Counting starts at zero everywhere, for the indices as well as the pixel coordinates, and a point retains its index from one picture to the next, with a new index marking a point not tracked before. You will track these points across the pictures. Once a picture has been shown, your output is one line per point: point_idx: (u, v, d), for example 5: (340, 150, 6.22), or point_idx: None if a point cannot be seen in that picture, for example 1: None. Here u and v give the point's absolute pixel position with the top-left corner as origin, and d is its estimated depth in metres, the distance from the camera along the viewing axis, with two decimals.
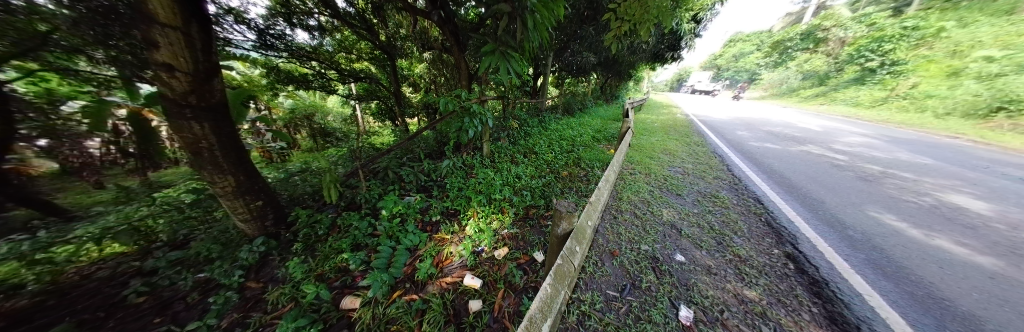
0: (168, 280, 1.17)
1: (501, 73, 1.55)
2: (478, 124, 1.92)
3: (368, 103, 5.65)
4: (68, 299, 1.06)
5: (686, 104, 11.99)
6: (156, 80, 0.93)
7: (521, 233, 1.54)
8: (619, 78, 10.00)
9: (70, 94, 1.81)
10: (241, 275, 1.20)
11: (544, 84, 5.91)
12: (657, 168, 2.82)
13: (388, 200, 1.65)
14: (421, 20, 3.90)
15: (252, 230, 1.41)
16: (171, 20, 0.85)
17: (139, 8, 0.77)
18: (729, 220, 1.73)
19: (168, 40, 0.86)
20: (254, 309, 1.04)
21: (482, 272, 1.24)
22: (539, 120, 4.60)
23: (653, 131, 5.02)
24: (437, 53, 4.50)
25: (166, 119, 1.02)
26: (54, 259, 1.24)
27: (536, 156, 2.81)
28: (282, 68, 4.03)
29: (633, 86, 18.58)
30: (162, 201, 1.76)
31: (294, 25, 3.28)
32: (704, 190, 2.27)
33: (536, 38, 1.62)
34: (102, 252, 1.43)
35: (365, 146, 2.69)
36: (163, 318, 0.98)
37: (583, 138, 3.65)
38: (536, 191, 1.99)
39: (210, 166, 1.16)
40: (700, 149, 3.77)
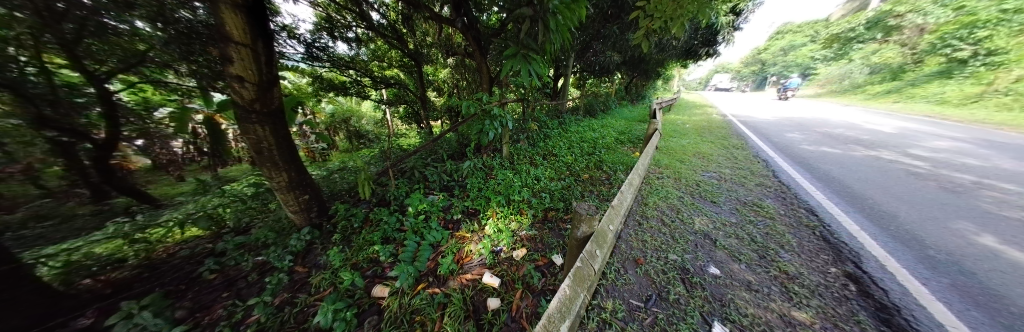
0: (233, 261, 1.37)
1: (524, 76, 1.57)
2: (499, 127, 1.93)
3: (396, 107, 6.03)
4: (159, 272, 1.32)
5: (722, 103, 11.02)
6: (231, 90, 1.10)
7: (540, 235, 1.52)
8: (646, 77, 9.50)
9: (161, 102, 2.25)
10: (290, 260, 1.36)
11: (565, 85, 5.82)
12: (688, 172, 2.62)
13: (414, 198, 1.74)
14: (446, 27, 4.06)
15: (299, 220, 1.57)
16: (242, 38, 1.00)
17: (216, 28, 0.91)
18: (773, 232, 1.56)
19: (240, 56, 1.02)
20: (300, 290, 1.19)
21: (500, 271, 1.26)
22: (560, 122, 4.54)
23: (684, 133, 4.69)
24: (460, 59, 4.66)
25: (237, 123, 1.20)
26: (151, 238, 1.53)
27: (556, 158, 2.77)
28: (325, 76, 4.50)
29: (661, 86, 17.55)
30: (229, 192, 2.01)
31: (334, 37, 3.63)
32: (744, 198, 2.07)
33: (559, 40, 1.60)
34: (187, 233, 1.74)
35: (394, 147, 2.87)
36: (230, 293, 1.19)
37: (606, 140, 3.53)
38: (556, 193, 1.97)
39: (269, 163, 1.34)
40: (738, 152, 3.44)
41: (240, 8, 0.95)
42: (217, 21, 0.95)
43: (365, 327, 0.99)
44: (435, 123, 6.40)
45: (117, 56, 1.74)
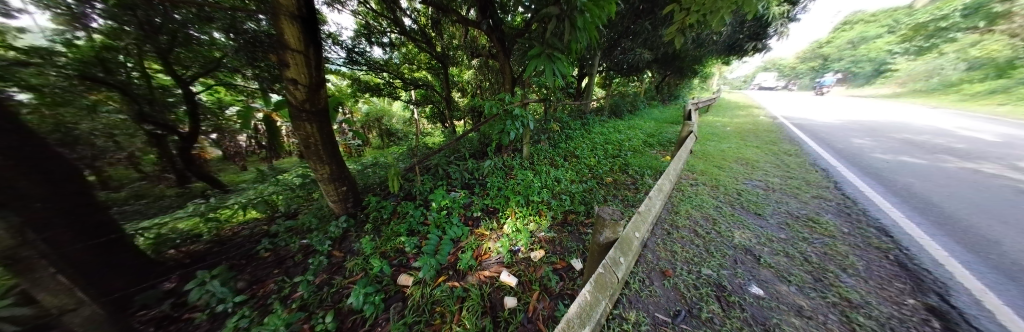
0: (283, 242, 1.56)
1: (549, 76, 1.56)
2: (520, 127, 1.94)
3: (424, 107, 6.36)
4: (226, 248, 1.58)
5: (771, 104, 9.78)
6: (287, 91, 1.26)
7: (558, 237, 1.49)
8: (679, 76, 8.82)
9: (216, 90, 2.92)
10: (329, 244, 1.51)
11: (589, 85, 5.64)
12: (727, 180, 2.38)
13: (437, 194, 1.82)
14: (471, 29, 4.18)
15: (337, 209, 1.73)
16: (296, 45, 1.13)
17: (275, 36, 1.04)
18: (833, 253, 1.34)
19: (295, 61, 1.16)
20: (336, 273, 1.32)
21: (518, 271, 1.26)
22: (582, 123, 4.43)
23: (723, 137, 4.26)
24: (484, 60, 4.76)
25: (291, 121, 1.37)
26: (222, 218, 1.82)
27: (578, 160, 2.70)
28: (362, 79, 4.94)
29: (696, 86, 16.17)
30: (281, 182, 2.25)
31: (370, 42, 3.94)
32: (795, 212, 1.82)
33: (585, 38, 1.56)
34: (249, 215, 2.02)
35: (421, 145, 3.03)
36: (281, 271, 1.35)
37: (632, 142, 3.35)
38: (577, 196, 1.91)
39: (315, 156, 1.50)
40: (790, 160, 3.03)
41: (297, 19, 1.09)
42: (279, 31, 1.09)
43: (390, 312, 1.07)
44: (458, 123, 6.62)
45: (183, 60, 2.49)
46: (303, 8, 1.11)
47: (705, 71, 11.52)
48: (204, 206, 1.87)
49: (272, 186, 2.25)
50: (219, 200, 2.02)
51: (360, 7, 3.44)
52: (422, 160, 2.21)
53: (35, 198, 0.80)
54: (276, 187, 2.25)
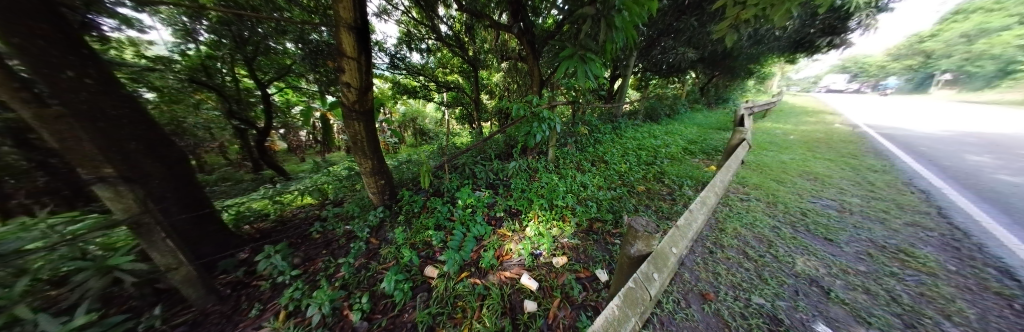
0: (330, 226, 1.76)
1: (581, 77, 1.51)
2: (547, 130, 1.92)
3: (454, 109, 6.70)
4: (286, 227, 1.86)
5: (854, 109, 8.10)
6: (343, 94, 1.44)
7: (583, 245, 1.43)
8: (729, 77, 7.88)
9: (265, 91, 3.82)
10: (368, 231, 1.66)
11: (622, 87, 5.37)
12: (788, 197, 2.03)
13: (463, 192, 1.89)
14: (503, 33, 4.28)
15: (376, 200, 1.89)
16: (351, 53, 1.27)
17: (334, 45, 1.19)
18: (934, 291, 1.00)
19: (350, 67, 1.31)
20: (372, 258, 1.45)
21: (539, 275, 1.24)
22: (613, 127, 4.22)
23: (785, 146, 3.67)
24: (513, 63, 4.84)
25: (344, 119, 1.56)
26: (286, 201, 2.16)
27: (606, 166, 2.58)
28: (402, 82, 5.49)
29: (750, 88, 14.26)
30: (331, 172, 2.56)
31: (410, 48, 4.45)
32: (886, 240, 1.44)
33: (622, 38, 1.48)
34: (306, 200, 2.35)
35: (450, 145, 3.20)
36: (329, 252, 1.53)
37: (668, 149, 3.09)
38: (605, 203, 1.82)
39: (360, 151, 1.68)
40: (879, 176, 2.46)
41: (352, 29, 1.22)
42: (338, 40, 1.24)
43: (416, 301, 1.14)
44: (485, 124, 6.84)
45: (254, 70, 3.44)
46: (360, 19, 1.23)
47: (764, 71, 10.07)
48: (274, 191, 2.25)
49: (324, 176, 2.58)
50: (285, 186, 2.41)
51: (403, 17, 3.80)
52: (452, 159, 2.31)
53: (153, 177, 1.26)
54: (327, 177, 2.57)
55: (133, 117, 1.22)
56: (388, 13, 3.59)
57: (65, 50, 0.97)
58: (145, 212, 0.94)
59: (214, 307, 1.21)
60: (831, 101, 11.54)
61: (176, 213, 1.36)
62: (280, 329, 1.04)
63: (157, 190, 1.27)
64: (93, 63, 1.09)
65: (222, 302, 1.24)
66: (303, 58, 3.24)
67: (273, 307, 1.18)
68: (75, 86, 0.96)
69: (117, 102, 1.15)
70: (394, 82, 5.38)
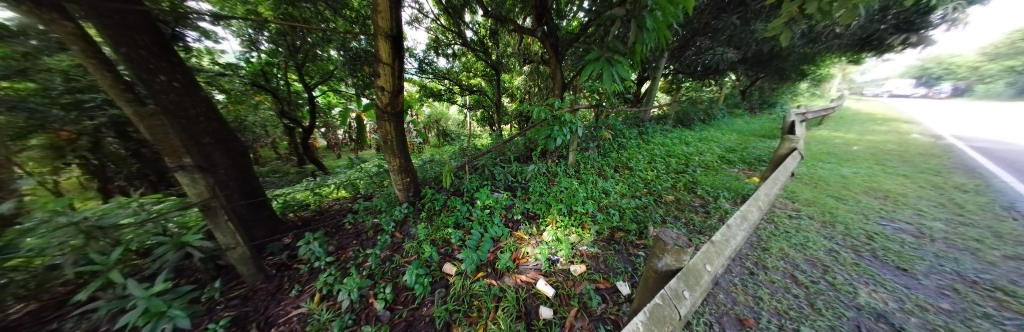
0: (359, 218, 1.89)
1: (609, 80, 1.46)
2: (568, 133, 1.88)
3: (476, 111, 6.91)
4: (323, 216, 2.04)
5: (944, 117, 6.75)
6: (377, 97, 1.55)
7: (603, 254, 1.37)
8: (776, 79, 7.07)
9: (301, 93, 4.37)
10: (392, 225, 1.75)
11: (649, 90, 5.13)
12: (850, 217, 1.75)
13: (482, 193, 1.92)
14: (526, 37, 4.33)
15: (401, 197, 1.99)
16: (386, 59, 1.36)
17: (372, 52, 1.28)
18: None
19: (385, 73, 1.40)
20: (395, 251, 1.54)
21: (555, 282, 1.21)
22: (638, 132, 4.03)
23: (847, 159, 3.18)
24: (535, 66, 4.88)
25: (377, 120, 1.68)
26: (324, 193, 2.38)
27: (630, 173, 2.47)
28: (429, 86, 5.82)
29: (805, 91, 12.64)
30: (362, 168, 2.77)
31: (437, 53, 4.74)
32: (990, 275, 1.15)
33: (653, 39, 1.41)
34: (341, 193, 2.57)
35: (472, 146, 3.29)
36: (357, 242, 1.65)
37: (701, 156, 2.86)
38: (628, 212, 1.73)
39: (389, 150, 1.80)
40: (980, 198, 2.01)
41: (389, 37, 1.31)
42: (377, 48, 1.35)
43: (435, 296, 1.19)
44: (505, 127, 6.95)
45: (303, 75, 3.81)
46: (396, 28, 1.32)
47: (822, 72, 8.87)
48: (316, 183, 2.51)
49: (357, 171, 2.80)
50: (326, 180, 2.67)
51: (432, 24, 4.02)
52: (473, 160, 2.37)
53: (220, 167, 1.49)
54: (359, 172, 2.78)
55: (209, 115, 1.45)
56: (419, 21, 3.81)
57: (162, 59, 1.25)
58: (214, 197, 1.09)
59: (261, 284, 1.36)
60: (917, 107, 9.69)
61: (238, 199, 1.57)
62: (314, 310, 1.15)
63: (223, 178, 1.50)
64: (181, 70, 1.34)
65: (268, 281, 1.39)
66: (344, 64, 3.58)
67: (309, 289, 1.30)
68: (166, 89, 1.24)
69: (195, 103, 1.38)
70: (421, 85, 5.71)
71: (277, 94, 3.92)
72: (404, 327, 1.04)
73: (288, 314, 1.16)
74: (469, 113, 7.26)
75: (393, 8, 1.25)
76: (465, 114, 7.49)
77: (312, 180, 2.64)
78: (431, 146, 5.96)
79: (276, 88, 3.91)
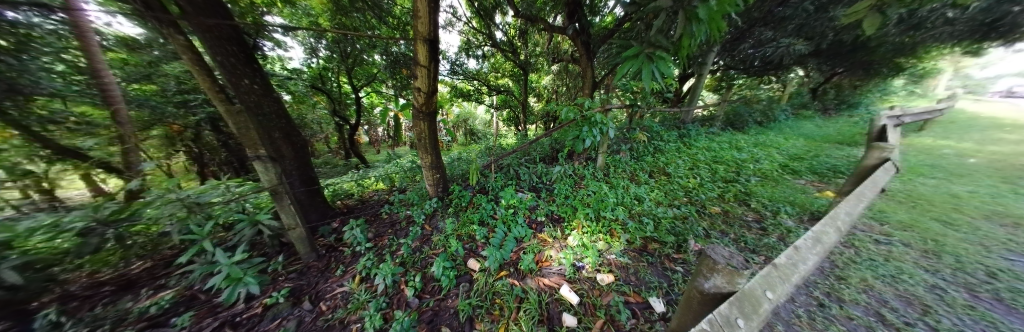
0: (394, 209, 2.04)
1: (651, 77, 1.33)
2: (598, 135, 1.78)
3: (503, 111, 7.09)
4: (364, 205, 2.25)
5: None
6: (415, 98, 1.66)
7: (633, 265, 1.28)
8: (863, 74, 5.83)
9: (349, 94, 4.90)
10: (422, 218, 1.86)
11: (691, 88, 4.67)
12: (963, 249, 1.32)
13: (507, 192, 1.93)
14: (557, 35, 4.29)
15: (432, 191, 2.09)
16: (423, 62, 1.45)
17: (411, 55, 1.37)
18: None
19: (421, 75, 1.49)
20: (423, 242, 1.63)
21: (580, 289, 1.16)
22: (678, 134, 3.70)
23: (969, 174, 2.48)
24: (565, 65, 4.84)
25: (413, 119, 1.80)
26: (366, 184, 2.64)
27: (667, 179, 2.27)
28: (459, 87, 6.10)
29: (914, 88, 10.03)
30: (398, 163, 2.99)
31: (468, 55, 4.92)
32: None
33: (704, 31, 1.27)
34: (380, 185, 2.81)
35: (499, 145, 3.36)
36: (391, 232, 1.78)
37: (755, 164, 2.50)
38: (665, 222, 1.58)
39: (422, 147, 1.91)
40: None
41: (427, 41, 1.38)
42: (416, 52, 1.43)
43: (459, 289, 1.23)
44: (531, 127, 6.98)
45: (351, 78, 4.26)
46: (433, 33, 1.38)
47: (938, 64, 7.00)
48: (360, 175, 2.80)
49: (393, 165, 3.04)
50: (367, 172, 2.96)
51: (464, 27, 4.18)
52: (499, 159, 2.40)
53: (286, 158, 1.75)
54: (395, 166, 3.01)
55: (280, 113, 1.70)
56: (451, 25, 3.99)
57: (247, 65, 1.48)
58: (277, 183, 1.27)
59: (313, 262, 1.54)
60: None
61: (298, 186, 1.82)
62: (355, 289, 1.28)
63: (289, 168, 1.76)
64: (261, 75, 1.58)
65: (319, 260, 1.57)
66: (386, 68, 3.93)
67: (350, 270, 1.45)
68: (249, 91, 1.49)
69: (270, 102, 1.62)
70: (452, 86, 5.99)
71: (329, 95, 4.47)
72: (430, 315, 1.11)
73: (334, 291, 1.31)
74: (496, 113, 7.43)
75: (431, 13, 1.31)
76: (493, 114, 7.68)
77: (357, 172, 2.95)
78: (459, 145, 6.24)
79: (328, 90, 4.44)
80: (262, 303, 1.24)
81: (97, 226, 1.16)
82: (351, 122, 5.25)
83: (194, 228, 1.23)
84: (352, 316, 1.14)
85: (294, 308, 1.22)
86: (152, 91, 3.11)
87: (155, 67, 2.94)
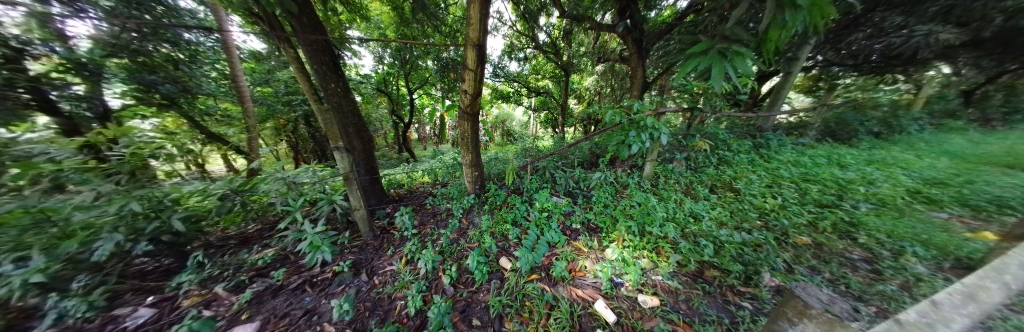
0: (435, 202, 2.21)
1: (727, 77, 1.15)
2: (647, 141, 1.61)
3: (541, 113, 7.11)
4: (411, 195, 2.51)
5: None
6: (462, 99, 1.78)
7: (685, 291, 1.11)
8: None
9: (405, 95, 5.55)
10: (460, 212, 1.97)
11: (772, 90, 3.87)
12: None
13: (542, 195, 1.92)
14: (604, 34, 4.14)
15: (471, 188, 2.20)
16: (471, 66, 1.53)
17: (461, 58, 1.46)
18: None
19: (468, 78, 1.57)
20: (461, 235, 1.74)
21: (617, 306, 1.06)
22: (750, 143, 3.13)
23: None
24: (612, 64, 4.63)
25: (458, 120, 1.93)
26: (415, 176, 2.94)
27: (733, 197, 1.94)
28: (499, 89, 6.36)
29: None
30: (442, 159, 3.25)
31: (510, 58, 5.11)
32: None
33: (803, 16, 1.03)
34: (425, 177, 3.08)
35: (537, 147, 3.39)
36: (432, 222, 1.94)
37: (869, 186, 1.93)
38: (729, 247, 1.33)
39: (465, 146, 2.03)
40: None
41: (476, 46, 1.45)
42: (464, 56, 1.52)
43: (491, 285, 1.27)
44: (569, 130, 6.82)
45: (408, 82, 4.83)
46: (482, 38, 1.45)
47: None
48: (410, 168, 3.14)
49: (437, 161, 3.31)
50: (415, 166, 3.30)
51: (509, 31, 4.33)
52: (536, 161, 2.41)
53: (356, 149, 2.06)
54: (438, 162, 3.27)
55: (354, 112, 2.01)
56: (498, 29, 4.16)
57: (333, 71, 1.79)
58: (349, 170, 1.50)
59: (371, 241, 1.78)
60: None
61: (364, 174, 2.14)
62: (401, 270, 1.44)
63: (358, 158, 2.08)
64: (343, 79, 1.90)
65: (375, 239, 1.80)
66: (436, 72, 4.33)
67: (398, 252, 1.63)
68: (334, 93, 1.82)
69: (348, 102, 1.94)
70: (493, 88, 6.28)
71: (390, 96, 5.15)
72: (462, 305, 1.16)
73: (384, 268, 1.50)
74: (534, 114, 7.50)
75: (482, 19, 1.37)
76: (531, 115, 7.77)
77: (407, 165, 3.30)
78: (496, 145, 6.52)
79: (389, 92, 5.11)
80: (332, 269, 1.50)
81: (231, 193, 1.68)
82: (404, 120, 5.94)
83: (290, 201, 1.55)
84: (397, 293, 1.28)
85: (354, 278, 1.43)
86: (269, 92, 4.37)
87: (271, 74, 4.15)
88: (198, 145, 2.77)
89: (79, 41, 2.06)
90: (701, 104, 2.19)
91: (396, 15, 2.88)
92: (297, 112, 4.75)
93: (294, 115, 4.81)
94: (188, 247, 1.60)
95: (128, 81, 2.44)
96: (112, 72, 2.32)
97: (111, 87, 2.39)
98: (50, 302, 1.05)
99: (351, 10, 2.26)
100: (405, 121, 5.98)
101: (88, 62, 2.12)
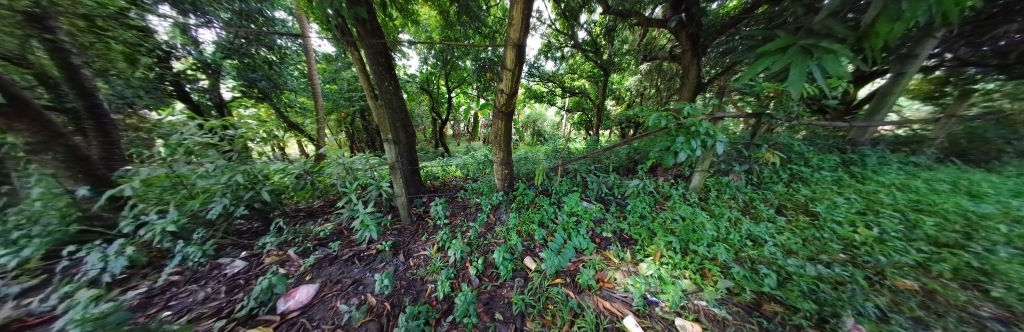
0: (466, 196, 2.31)
1: (813, 77, 0.95)
2: (698, 149, 1.43)
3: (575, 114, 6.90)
4: (445, 187, 2.67)
5: None
6: (498, 99, 1.82)
7: (734, 322, 0.96)
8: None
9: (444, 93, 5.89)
10: (490, 207, 2.04)
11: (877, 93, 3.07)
12: None
13: (572, 199, 1.87)
14: (652, 30, 3.82)
15: (501, 186, 2.24)
16: (507, 67, 1.57)
17: (499, 58, 1.49)
18: None
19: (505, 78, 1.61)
20: (489, 229, 1.81)
21: (648, 325, 0.97)
22: (836, 158, 2.56)
23: None
24: (659, 62, 4.25)
25: (494, 119, 1.99)
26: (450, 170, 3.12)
27: (809, 223, 1.63)
28: (533, 89, 6.37)
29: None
30: (475, 156, 3.38)
31: (547, 57, 5.04)
32: None
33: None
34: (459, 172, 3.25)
35: (570, 149, 3.32)
36: (462, 215, 2.04)
37: (1020, 225, 1.34)
38: (798, 281, 1.11)
39: (499, 145, 2.08)
40: None
41: (516, 47, 1.47)
42: (502, 58, 1.56)
43: (515, 283, 1.29)
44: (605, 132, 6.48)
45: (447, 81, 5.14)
46: (522, 38, 1.45)
47: None
48: (446, 163, 3.35)
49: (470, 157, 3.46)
50: (450, 160, 3.50)
51: (547, 30, 4.28)
52: (568, 164, 2.37)
53: (402, 142, 2.28)
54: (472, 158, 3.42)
55: (402, 108, 2.23)
56: (536, 29, 4.16)
57: (387, 71, 1.99)
58: (394, 160, 1.66)
59: (410, 225, 1.96)
60: None
61: (407, 164, 2.35)
62: (433, 256, 1.56)
63: (404, 150, 2.30)
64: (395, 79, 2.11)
65: (413, 224, 1.98)
66: (474, 71, 4.52)
67: (431, 239, 1.76)
68: (387, 91, 2.03)
69: (398, 100, 2.15)
70: (527, 88, 6.28)
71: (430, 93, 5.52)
72: (487, 298, 1.21)
73: (419, 252, 1.64)
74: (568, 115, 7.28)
75: (524, 19, 1.36)
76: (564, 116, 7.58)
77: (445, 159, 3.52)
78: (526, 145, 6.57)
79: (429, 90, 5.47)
80: (375, 248, 1.69)
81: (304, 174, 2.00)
82: (441, 116, 6.32)
83: (346, 184, 1.79)
84: (428, 277, 1.39)
85: (393, 257, 1.60)
86: (334, 89, 5.11)
87: (336, 73, 4.83)
88: (281, 131, 3.37)
89: (206, 47, 2.96)
90: (772, 109, 1.86)
91: (441, 18, 3.09)
92: (354, 106, 5.45)
93: (352, 109, 5.53)
94: (271, 214, 1.97)
95: (236, 78, 3.36)
96: (226, 70, 3.23)
97: (226, 82, 3.42)
98: (179, 247, 1.44)
99: (404, 16, 2.49)
100: (442, 117, 6.36)
101: (210, 62, 3.02)
